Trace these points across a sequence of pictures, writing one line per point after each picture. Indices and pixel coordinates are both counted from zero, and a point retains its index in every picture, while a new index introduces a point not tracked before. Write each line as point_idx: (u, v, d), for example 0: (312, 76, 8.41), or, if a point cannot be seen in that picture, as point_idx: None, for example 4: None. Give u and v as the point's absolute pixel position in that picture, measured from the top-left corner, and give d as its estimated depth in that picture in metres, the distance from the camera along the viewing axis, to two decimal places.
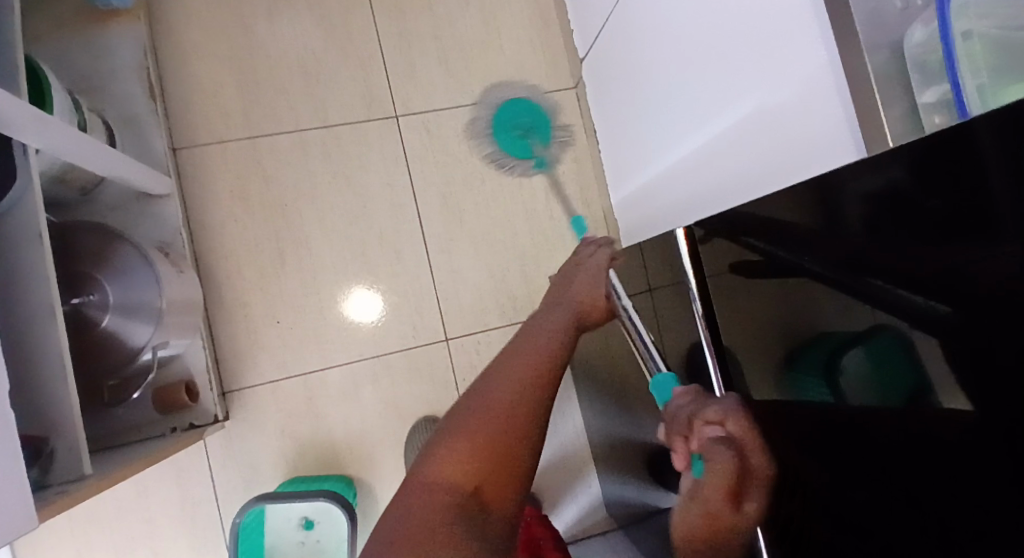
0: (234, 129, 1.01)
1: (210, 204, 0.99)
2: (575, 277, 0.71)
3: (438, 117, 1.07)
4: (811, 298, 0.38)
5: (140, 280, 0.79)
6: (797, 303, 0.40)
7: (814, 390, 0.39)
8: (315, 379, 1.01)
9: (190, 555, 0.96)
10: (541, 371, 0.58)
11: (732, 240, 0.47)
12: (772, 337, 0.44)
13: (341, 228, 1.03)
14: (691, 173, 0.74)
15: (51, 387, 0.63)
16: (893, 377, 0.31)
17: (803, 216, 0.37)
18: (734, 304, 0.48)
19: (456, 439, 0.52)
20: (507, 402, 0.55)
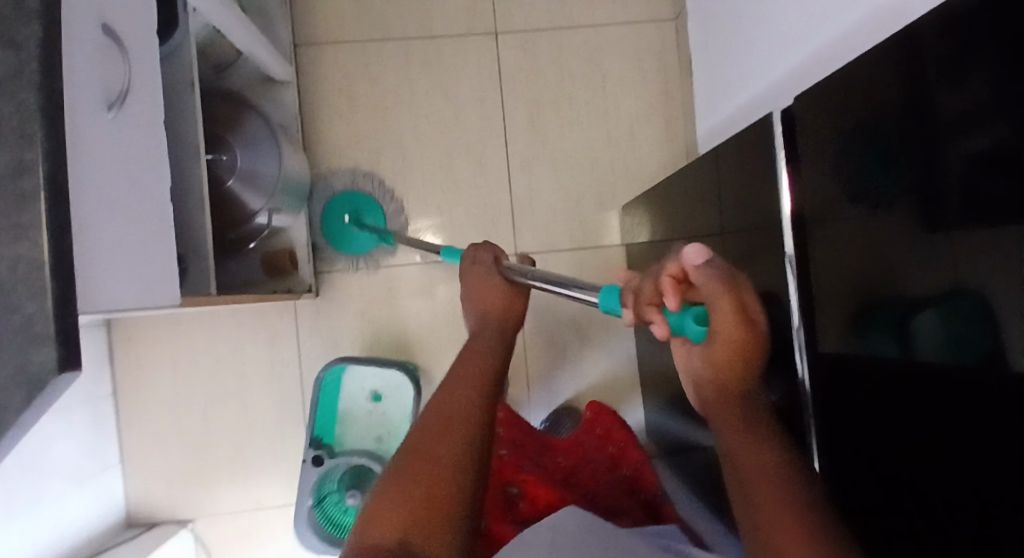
0: (346, 31, 1.09)
1: (320, 99, 1.08)
2: (479, 285, 0.68)
3: (536, 37, 1.10)
4: (902, 257, 0.38)
5: (263, 152, 0.89)
6: (886, 258, 0.40)
7: (887, 346, 0.40)
8: (396, 271, 1.10)
9: (273, 410, 1.08)
10: (453, 400, 0.47)
11: (831, 172, 0.46)
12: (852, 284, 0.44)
13: (434, 135, 1.10)
14: (778, 58, 0.74)
15: (192, 213, 0.73)
16: (971, 337, 0.31)
17: (907, 158, 0.37)
18: (821, 247, 0.48)
19: (401, 479, 0.39)
20: (420, 445, 0.42)
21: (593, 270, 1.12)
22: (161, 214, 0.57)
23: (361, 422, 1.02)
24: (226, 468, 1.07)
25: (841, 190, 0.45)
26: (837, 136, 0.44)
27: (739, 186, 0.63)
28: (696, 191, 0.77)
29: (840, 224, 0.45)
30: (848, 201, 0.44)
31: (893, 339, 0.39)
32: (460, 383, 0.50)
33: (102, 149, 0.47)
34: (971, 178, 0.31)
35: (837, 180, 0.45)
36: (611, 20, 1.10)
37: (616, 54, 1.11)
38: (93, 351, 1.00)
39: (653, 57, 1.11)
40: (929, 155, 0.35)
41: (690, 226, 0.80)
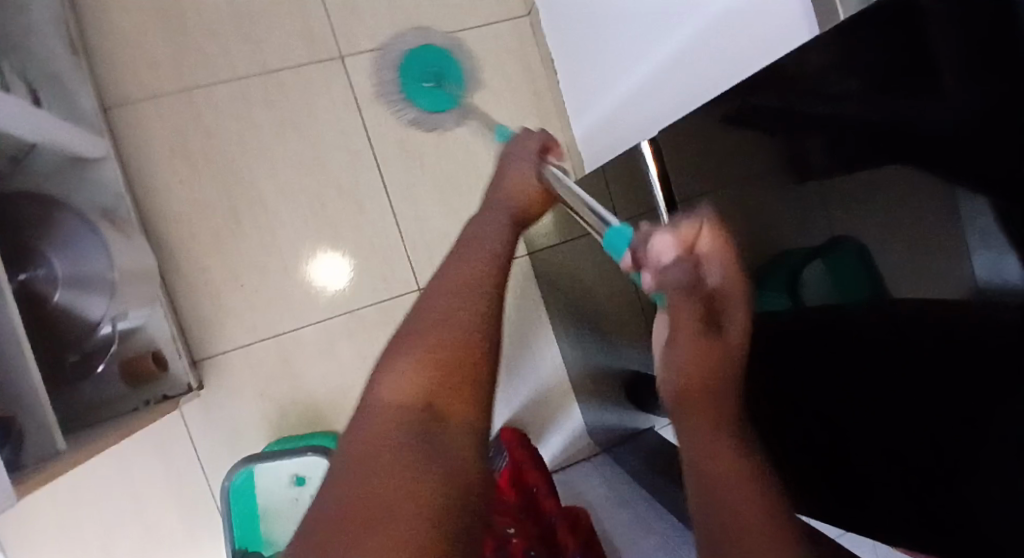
0: (164, 82, 0.93)
1: (151, 166, 0.93)
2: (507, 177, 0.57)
3: (387, 55, 1.01)
4: (769, 221, 0.39)
5: (89, 252, 0.75)
6: (756, 228, 0.41)
7: (782, 306, 0.40)
8: (290, 338, 0.99)
9: (183, 523, 0.95)
10: (473, 280, 0.46)
11: (697, 160, 0.48)
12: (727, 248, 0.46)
13: (298, 181, 0.99)
14: (647, 86, 0.71)
15: (7, 362, 0.60)
16: (855, 282, 0.32)
17: (763, 126, 0.37)
18: None
19: (406, 356, 0.39)
20: (445, 321, 0.42)
21: None
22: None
23: (289, 512, 0.92)
24: None
25: (723, 167, 0.43)
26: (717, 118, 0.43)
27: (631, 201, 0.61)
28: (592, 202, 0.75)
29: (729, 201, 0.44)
30: (717, 176, 0.45)
31: (784, 295, 0.40)
32: (469, 258, 0.49)
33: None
34: (826, 149, 0.31)
35: (704, 161, 0.46)
36: (463, 25, 1.03)
37: (476, 59, 1.04)
38: None
39: (515, 57, 1.05)
40: (786, 128, 0.34)
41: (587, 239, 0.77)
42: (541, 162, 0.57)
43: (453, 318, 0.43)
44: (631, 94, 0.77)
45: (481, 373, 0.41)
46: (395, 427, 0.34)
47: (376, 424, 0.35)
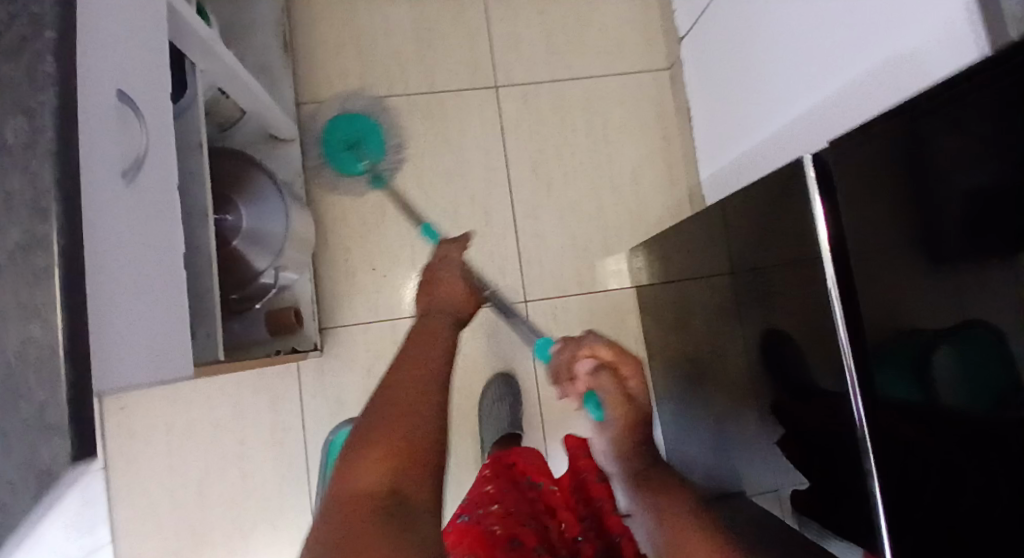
0: (348, 87, 1.09)
1: (322, 154, 1.08)
2: (442, 271, 0.71)
3: (536, 89, 1.12)
4: (915, 303, 0.40)
5: (269, 210, 0.88)
6: (901, 308, 0.41)
7: (908, 393, 0.41)
8: (403, 324, 1.07)
9: (278, 478, 1.02)
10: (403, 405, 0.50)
11: (863, 223, 0.44)
12: (879, 328, 0.44)
13: (439, 186, 1.10)
14: (791, 140, 0.75)
15: (200, 279, 0.69)
16: (986, 372, 0.34)
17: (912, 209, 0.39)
18: (869, 292, 0.44)
19: (367, 448, 0.47)
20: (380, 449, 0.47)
21: (602, 316, 1.11)
22: (172, 277, 0.54)
23: None
24: (225, 546, 0.99)
25: (872, 218, 0.43)
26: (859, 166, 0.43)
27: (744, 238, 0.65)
28: (698, 241, 0.79)
29: (876, 256, 0.43)
30: (868, 249, 0.44)
31: (913, 386, 0.40)
32: (428, 347, 0.57)
33: (115, 215, 0.44)
34: (964, 235, 0.36)
35: (861, 223, 0.44)
36: (608, 71, 1.13)
37: (616, 103, 1.13)
38: None
39: (651, 104, 1.13)
40: (927, 201, 0.38)
41: (698, 272, 0.81)
42: (462, 272, 0.71)
43: (404, 419, 0.49)
44: (770, 147, 0.81)
45: (437, 468, 0.49)
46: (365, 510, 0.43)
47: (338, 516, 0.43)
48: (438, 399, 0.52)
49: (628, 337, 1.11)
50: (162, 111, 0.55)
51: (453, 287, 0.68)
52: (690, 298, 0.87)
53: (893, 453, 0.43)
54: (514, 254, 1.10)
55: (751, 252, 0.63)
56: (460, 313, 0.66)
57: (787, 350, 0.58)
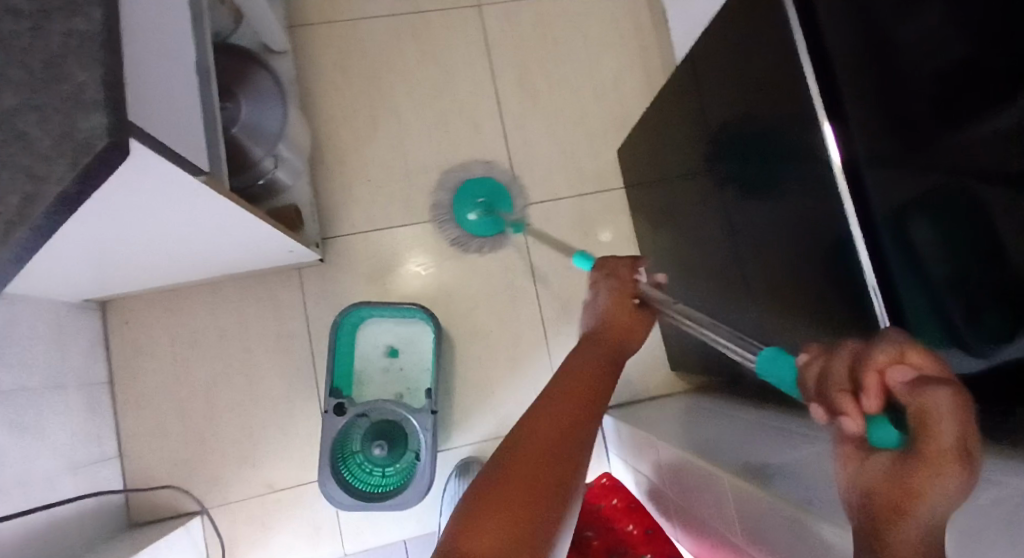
0: (336, 10, 1.13)
1: (315, 73, 1.11)
2: (603, 289, 0.57)
3: (516, 7, 1.18)
4: (894, 152, 0.45)
5: (268, 105, 0.91)
6: (884, 153, 0.46)
7: (897, 237, 0.45)
8: (402, 232, 1.09)
9: (283, 384, 1.02)
10: (574, 400, 0.40)
11: (857, 78, 0.46)
12: (881, 174, 0.45)
13: (429, 99, 1.14)
14: None
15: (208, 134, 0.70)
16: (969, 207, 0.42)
17: (877, 72, 0.46)
18: (864, 126, 0.46)
19: (500, 484, 0.33)
20: (522, 445, 0.36)
21: (595, 218, 1.15)
22: (183, 74, 0.56)
23: (378, 380, 0.99)
24: (234, 451, 0.99)
25: (858, 73, 0.46)
26: (855, 74, 0.46)
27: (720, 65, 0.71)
28: (681, 105, 0.86)
29: (868, 126, 0.46)
30: (856, 104, 0.46)
31: (901, 235, 0.45)
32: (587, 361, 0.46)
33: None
34: (939, 106, 0.43)
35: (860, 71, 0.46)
36: None
37: (593, 17, 1.19)
38: (85, 335, 0.94)
39: (626, 17, 1.19)
40: (890, 77, 0.45)
41: (682, 135, 0.87)
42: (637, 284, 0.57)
43: (549, 459, 0.35)
44: None
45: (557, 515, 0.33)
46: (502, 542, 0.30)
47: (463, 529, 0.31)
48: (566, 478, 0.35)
49: (621, 236, 1.15)
50: None
51: (623, 311, 0.55)
52: (676, 169, 0.93)
53: (888, 264, 0.45)
54: (506, 162, 1.14)
55: (727, 73, 0.69)
56: (627, 339, 0.53)
57: (761, 154, 0.64)
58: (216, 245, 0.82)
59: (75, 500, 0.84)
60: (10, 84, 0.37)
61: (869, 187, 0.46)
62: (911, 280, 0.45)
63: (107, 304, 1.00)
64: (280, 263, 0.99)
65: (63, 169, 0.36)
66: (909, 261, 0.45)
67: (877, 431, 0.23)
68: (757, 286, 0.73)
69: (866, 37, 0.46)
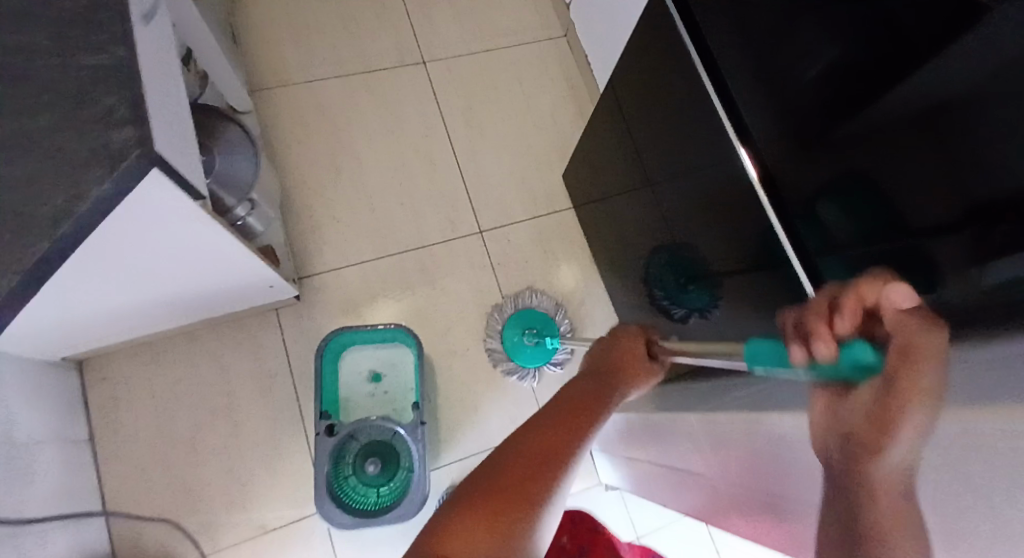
0: (294, 74, 1.24)
1: (278, 130, 1.20)
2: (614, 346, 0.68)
3: (457, 61, 1.33)
4: (775, 142, 0.61)
5: (241, 155, 0.98)
6: (772, 144, 0.61)
7: (797, 205, 0.59)
8: (372, 266, 1.16)
9: (268, 423, 1.03)
10: (570, 424, 0.52)
11: (750, 88, 0.62)
12: (776, 157, 0.61)
13: (386, 145, 1.24)
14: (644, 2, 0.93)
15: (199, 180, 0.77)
16: (849, 184, 0.50)
17: (764, 81, 0.59)
18: (757, 124, 0.63)
19: (473, 499, 0.44)
20: (527, 449, 0.49)
21: (551, 236, 1.25)
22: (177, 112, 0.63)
23: (364, 405, 1.02)
24: (222, 497, 0.98)
25: (750, 84, 0.62)
26: (754, 109, 0.63)
27: (639, 80, 0.86)
28: (609, 122, 1.01)
29: (763, 122, 0.62)
30: (753, 109, 0.63)
31: (804, 206, 0.58)
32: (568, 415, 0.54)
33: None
34: (818, 101, 0.52)
35: (759, 84, 0.60)
36: (514, 42, 1.36)
37: (525, 65, 1.35)
38: (62, 393, 0.95)
39: (555, 63, 1.36)
40: (781, 83, 0.56)
41: (614, 147, 1.02)
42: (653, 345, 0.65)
43: (517, 485, 0.45)
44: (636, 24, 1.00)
45: (517, 536, 0.42)
46: (461, 544, 0.40)
47: (434, 535, 0.42)
48: (524, 506, 0.44)
49: (577, 249, 1.26)
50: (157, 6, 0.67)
51: (633, 358, 0.65)
52: (614, 177, 1.06)
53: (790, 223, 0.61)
54: (462, 194, 1.24)
55: (646, 85, 0.84)
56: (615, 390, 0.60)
57: (688, 143, 0.78)
58: (201, 283, 0.87)
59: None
60: (48, 109, 0.44)
61: (769, 168, 0.63)
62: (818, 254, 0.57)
63: (84, 363, 1.01)
64: (257, 304, 1.04)
65: (101, 172, 0.42)
66: (803, 220, 0.59)
67: (851, 352, 0.27)
68: (698, 261, 0.84)
69: (757, 56, 0.59)
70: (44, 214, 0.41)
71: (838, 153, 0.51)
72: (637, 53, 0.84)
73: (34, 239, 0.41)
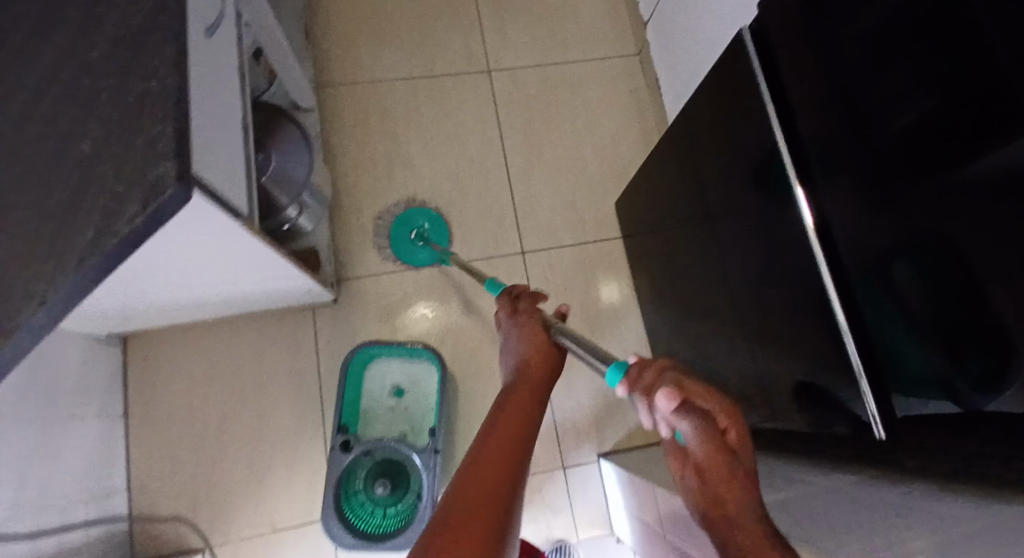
0: (359, 73, 1.24)
1: (336, 128, 1.20)
2: (528, 336, 0.64)
3: (524, 72, 1.28)
4: (845, 163, 0.51)
5: (295, 158, 0.98)
6: (839, 165, 0.51)
7: (853, 246, 0.51)
8: (410, 275, 1.15)
9: (291, 420, 1.05)
10: (508, 440, 0.45)
11: (818, 92, 0.53)
12: (844, 182, 0.51)
13: (440, 153, 1.22)
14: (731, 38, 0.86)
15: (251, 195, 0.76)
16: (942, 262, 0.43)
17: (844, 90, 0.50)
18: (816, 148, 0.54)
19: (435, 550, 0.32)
20: (474, 473, 0.40)
21: (596, 265, 1.21)
22: (231, 122, 0.62)
23: (384, 419, 1.01)
24: (241, 486, 1.01)
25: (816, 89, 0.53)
26: (822, 152, 0.53)
27: (710, 123, 0.79)
28: (673, 163, 0.94)
29: (826, 137, 0.52)
30: (820, 120, 0.53)
31: (872, 264, 0.49)
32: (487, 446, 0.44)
33: (202, 45, 0.55)
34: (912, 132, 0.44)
35: (827, 95, 0.52)
36: (585, 57, 1.31)
37: (594, 82, 1.29)
38: (106, 367, 1.00)
39: (625, 83, 1.30)
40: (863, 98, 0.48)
41: (675, 189, 0.95)
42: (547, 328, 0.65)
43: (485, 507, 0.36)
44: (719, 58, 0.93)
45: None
46: None
47: None
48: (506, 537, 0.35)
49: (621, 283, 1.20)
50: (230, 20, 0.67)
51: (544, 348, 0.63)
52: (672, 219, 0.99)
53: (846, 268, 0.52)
54: (510, 212, 1.21)
55: (716, 135, 0.78)
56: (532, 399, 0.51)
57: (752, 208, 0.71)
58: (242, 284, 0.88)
59: (83, 537, 0.87)
60: (97, 130, 0.43)
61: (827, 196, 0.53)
62: (883, 324, 0.49)
63: (128, 339, 1.05)
64: (296, 303, 1.04)
65: (135, 209, 0.41)
66: (862, 264, 0.50)
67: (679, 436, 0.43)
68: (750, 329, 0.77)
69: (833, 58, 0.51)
70: (76, 245, 0.41)
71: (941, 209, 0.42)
72: (713, 97, 0.77)
73: (60, 269, 0.40)
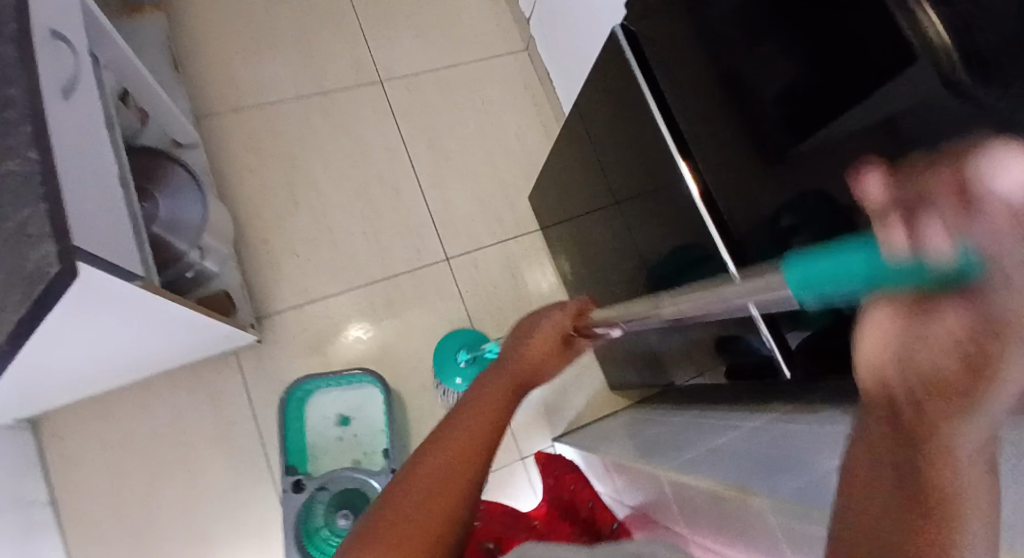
0: (244, 98, 1.18)
1: (228, 160, 1.14)
2: (537, 326, 0.65)
3: (417, 78, 1.28)
4: (722, 143, 0.55)
5: (185, 201, 0.92)
6: (719, 142, 0.55)
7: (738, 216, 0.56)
8: (335, 301, 1.12)
9: (232, 473, 1.00)
10: (468, 450, 0.47)
11: (687, 81, 0.57)
12: (725, 154, 0.55)
13: (345, 171, 1.19)
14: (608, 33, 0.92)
15: None
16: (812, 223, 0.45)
17: (708, 75, 0.53)
18: (694, 128, 0.59)
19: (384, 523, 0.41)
20: (418, 490, 0.43)
21: (520, 260, 1.23)
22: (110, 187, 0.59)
23: (333, 452, 0.99)
24: (189, 551, 0.95)
25: (684, 77, 0.58)
26: (702, 132, 0.58)
27: (601, 116, 0.83)
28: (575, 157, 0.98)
29: (705, 120, 0.57)
30: (696, 103, 0.57)
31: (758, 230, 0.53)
32: (457, 455, 0.46)
33: (62, 116, 0.52)
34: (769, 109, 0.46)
35: (695, 83, 0.56)
36: (475, 57, 1.32)
37: (488, 81, 1.31)
38: (12, 456, 0.89)
39: (519, 79, 1.33)
40: (724, 83, 0.51)
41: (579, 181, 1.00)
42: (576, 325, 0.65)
43: (436, 514, 0.42)
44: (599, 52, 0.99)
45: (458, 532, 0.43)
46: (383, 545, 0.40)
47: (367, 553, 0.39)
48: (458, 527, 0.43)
49: (546, 273, 1.24)
50: (89, 72, 0.63)
51: (551, 342, 0.64)
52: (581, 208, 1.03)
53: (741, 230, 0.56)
54: (427, 221, 1.21)
55: (606, 128, 0.83)
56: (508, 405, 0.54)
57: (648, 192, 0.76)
58: (153, 345, 0.82)
59: None
60: None
61: (711, 173, 0.59)
62: None
63: (32, 422, 0.95)
64: (215, 352, 0.99)
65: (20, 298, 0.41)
66: (752, 230, 0.54)
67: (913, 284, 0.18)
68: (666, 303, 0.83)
69: (691, 49, 0.55)
70: None
71: (803, 175, 0.44)
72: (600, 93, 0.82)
73: None
